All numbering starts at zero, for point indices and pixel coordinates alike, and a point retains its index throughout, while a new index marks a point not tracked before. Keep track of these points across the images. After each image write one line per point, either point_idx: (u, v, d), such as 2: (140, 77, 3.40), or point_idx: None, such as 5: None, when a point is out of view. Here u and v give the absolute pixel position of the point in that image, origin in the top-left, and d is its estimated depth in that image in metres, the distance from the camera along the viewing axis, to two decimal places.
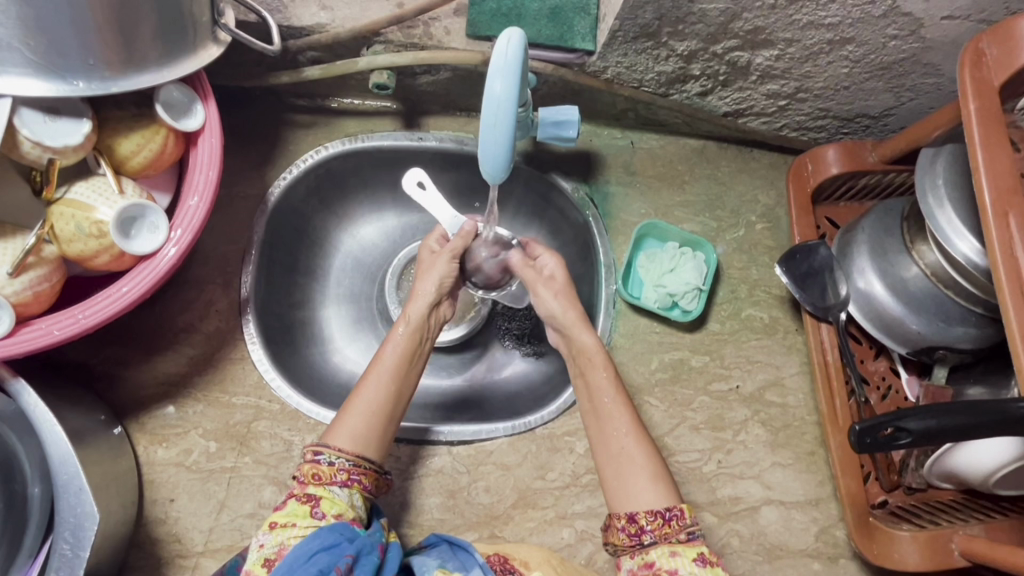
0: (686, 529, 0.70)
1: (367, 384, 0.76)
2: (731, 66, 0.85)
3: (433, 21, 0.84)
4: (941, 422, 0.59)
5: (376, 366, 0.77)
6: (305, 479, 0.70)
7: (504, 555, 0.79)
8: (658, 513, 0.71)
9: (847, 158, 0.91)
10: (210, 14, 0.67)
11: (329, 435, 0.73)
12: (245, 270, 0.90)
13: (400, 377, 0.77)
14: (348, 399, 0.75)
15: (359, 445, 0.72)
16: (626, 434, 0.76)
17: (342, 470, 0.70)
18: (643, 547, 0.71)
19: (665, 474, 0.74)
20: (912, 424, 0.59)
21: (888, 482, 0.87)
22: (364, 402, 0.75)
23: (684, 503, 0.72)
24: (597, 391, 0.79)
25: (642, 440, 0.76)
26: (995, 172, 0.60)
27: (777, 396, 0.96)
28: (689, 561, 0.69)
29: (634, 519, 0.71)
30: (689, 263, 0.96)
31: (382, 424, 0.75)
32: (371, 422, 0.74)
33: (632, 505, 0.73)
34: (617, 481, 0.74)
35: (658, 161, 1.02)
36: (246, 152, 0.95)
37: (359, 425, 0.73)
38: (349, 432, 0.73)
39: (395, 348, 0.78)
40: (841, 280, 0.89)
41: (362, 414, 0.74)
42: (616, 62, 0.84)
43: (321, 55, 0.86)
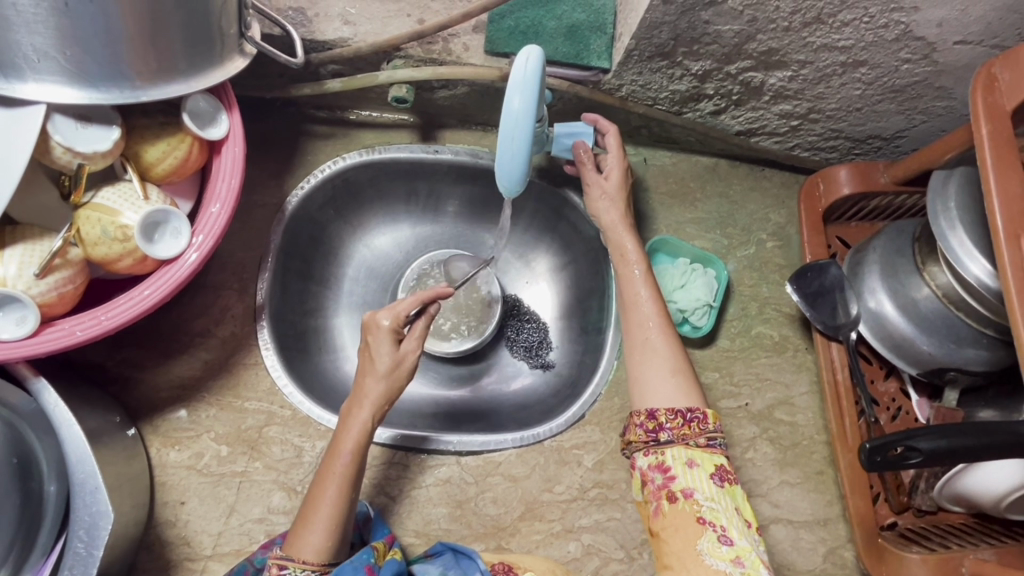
0: (707, 434, 0.71)
1: (325, 494, 0.70)
2: (744, 86, 0.86)
3: (453, 37, 0.86)
4: (949, 443, 0.59)
5: (334, 474, 0.70)
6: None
7: (509, 564, 0.78)
8: (679, 411, 0.71)
9: (860, 179, 0.92)
10: (238, 28, 0.69)
11: (291, 546, 0.68)
12: (261, 276, 0.92)
13: (356, 484, 0.71)
14: (307, 510, 0.69)
15: (324, 555, 0.69)
16: (652, 326, 0.78)
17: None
18: (658, 445, 0.71)
19: (688, 375, 0.75)
20: (921, 444, 0.60)
21: (896, 503, 0.87)
22: (321, 515, 0.69)
23: (707, 407, 0.72)
24: (627, 284, 0.82)
25: (667, 332, 0.78)
26: (1006, 195, 0.60)
27: (786, 414, 0.96)
28: (706, 474, 0.69)
29: (653, 415, 0.71)
30: (700, 278, 0.96)
31: (343, 530, 0.70)
32: (336, 531, 0.69)
33: (653, 402, 0.73)
34: (639, 367, 0.76)
35: (670, 178, 1.03)
36: (266, 161, 0.96)
37: (324, 537, 0.68)
38: (312, 545, 0.68)
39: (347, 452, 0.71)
40: (851, 299, 0.90)
41: (323, 525, 0.69)
42: (631, 80, 0.86)
43: (342, 69, 0.88)
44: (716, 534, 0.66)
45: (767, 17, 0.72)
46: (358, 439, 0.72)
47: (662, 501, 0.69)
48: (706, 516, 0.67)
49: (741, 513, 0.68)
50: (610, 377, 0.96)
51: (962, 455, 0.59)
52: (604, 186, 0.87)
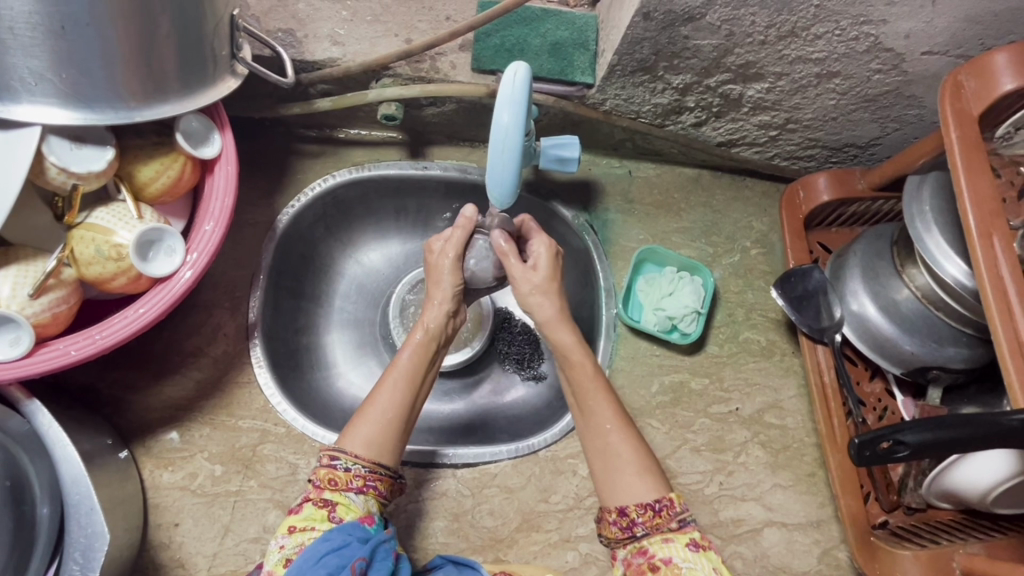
0: (677, 517, 0.70)
1: (379, 391, 0.74)
2: (724, 98, 0.89)
3: (440, 56, 0.88)
4: (935, 435, 0.60)
5: (392, 371, 0.76)
6: (322, 483, 0.70)
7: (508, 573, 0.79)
8: (647, 504, 0.70)
9: (837, 185, 0.95)
10: (229, 49, 0.70)
11: (343, 440, 0.72)
12: (253, 294, 0.92)
13: (414, 383, 0.76)
14: (362, 404, 0.74)
15: (374, 453, 0.72)
16: (611, 429, 0.75)
17: (358, 476, 0.70)
18: (635, 539, 0.71)
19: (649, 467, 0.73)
20: (909, 437, 0.61)
21: (887, 501, 0.89)
22: (378, 409, 0.73)
23: (673, 491, 0.72)
24: (582, 388, 0.77)
25: (630, 434, 0.75)
26: (977, 196, 0.63)
27: (776, 418, 0.98)
28: (682, 547, 0.69)
29: (624, 513, 0.71)
30: (687, 286, 0.98)
31: (396, 430, 0.73)
32: (384, 429, 0.72)
33: (621, 497, 0.72)
34: (606, 475, 0.74)
35: (655, 189, 1.06)
36: (256, 180, 0.97)
37: (372, 432, 0.72)
38: (362, 438, 0.71)
39: (409, 358, 0.77)
40: (834, 303, 0.92)
41: (374, 422, 0.72)
42: (614, 94, 0.89)
43: (331, 88, 0.89)
44: None
45: (745, 31, 0.75)
46: (423, 337, 0.78)
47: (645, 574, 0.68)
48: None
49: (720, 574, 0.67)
50: None
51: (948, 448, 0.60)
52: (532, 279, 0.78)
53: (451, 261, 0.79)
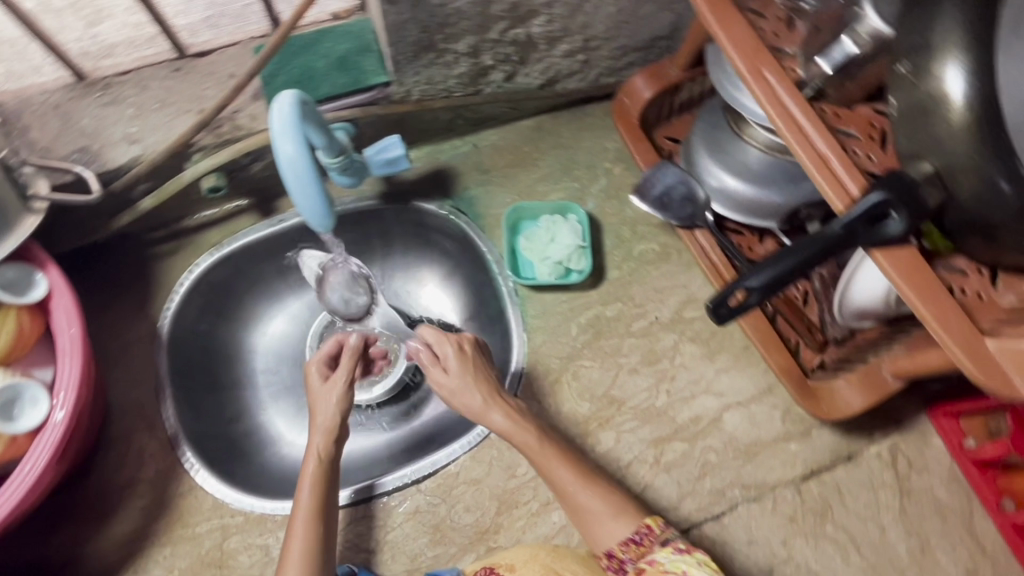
0: (660, 538, 0.72)
1: (293, 532, 0.75)
2: (516, 45, 0.91)
3: (236, 112, 0.87)
4: (777, 270, 0.60)
5: (298, 513, 0.76)
6: None
7: (490, 567, 0.81)
8: (630, 539, 0.74)
9: (653, 80, 0.96)
10: (17, 190, 0.73)
11: None
12: (163, 405, 0.92)
13: (323, 512, 0.77)
14: (280, 553, 0.75)
15: None
16: (579, 487, 0.78)
17: None
18: None
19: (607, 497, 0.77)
20: (754, 280, 0.61)
21: (814, 343, 0.93)
22: (296, 549, 0.74)
23: (652, 518, 0.75)
24: (542, 462, 0.80)
25: (596, 488, 0.78)
26: (735, 41, 0.66)
27: (695, 310, 1.01)
28: (668, 554, 0.69)
29: (613, 556, 0.74)
30: (564, 226, 1.00)
31: (317, 561, 0.74)
32: (307, 565, 0.73)
33: (607, 541, 0.75)
34: (589, 531, 0.77)
35: (504, 151, 1.07)
36: (126, 298, 0.97)
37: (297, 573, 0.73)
38: None
39: (309, 492, 0.78)
40: (696, 187, 0.95)
41: (297, 562, 0.73)
42: (414, 82, 0.90)
43: (151, 184, 0.89)
44: None
45: None
46: (316, 467, 0.80)
47: None
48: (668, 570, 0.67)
49: (707, 563, 0.66)
50: (527, 350, 0.98)
51: (790, 279, 0.61)
52: (450, 381, 0.84)
53: (338, 386, 0.84)
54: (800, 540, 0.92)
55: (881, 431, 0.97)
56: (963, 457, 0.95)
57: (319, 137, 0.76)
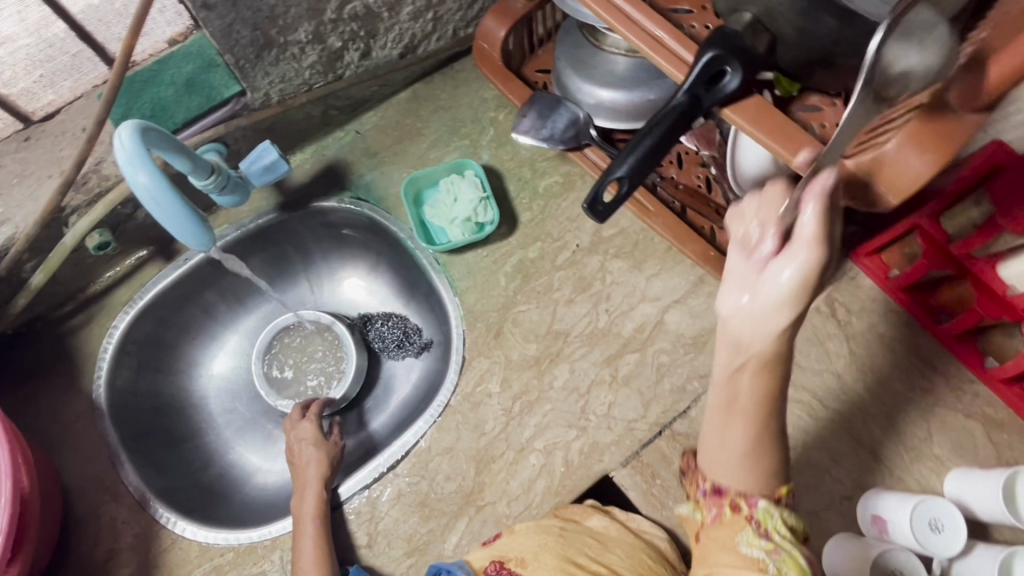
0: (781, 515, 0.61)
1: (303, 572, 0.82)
2: (358, 20, 0.90)
3: (100, 164, 0.85)
4: (639, 154, 0.61)
5: (303, 559, 0.83)
6: None
7: (499, 560, 0.79)
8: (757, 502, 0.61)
9: (502, 18, 0.96)
10: None
11: None
12: (123, 470, 0.91)
13: (327, 552, 0.84)
14: None
15: None
16: (738, 428, 0.60)
17: None
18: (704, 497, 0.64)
19: (755, 459, 0.60)
20: (622, 168, 0.61)
21: (726, 223, 0.95)
22: None
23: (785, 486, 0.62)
24: (730, 394, 0.59)
25: (755, 432, 0.60)
26: None
27: (611, 228, 1.03)
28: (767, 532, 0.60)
29: (720, 488, 0.62)
30: (462, 184, 1.00)
31: None
32: None
33: (721, 471, 0.62)
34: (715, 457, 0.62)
35: (388, 129, 1.07)
36: (53, 381, 0.95)
37: None
38: None
39: (309, 538, 0.84)
40: (572, 108, 0.95)
41: None
42: (268, 82, 0.89)
43: (38, 260, 0.87)
44: (755, 530, 0.60)
45: None
46: (314, 514, 0.86)
47: (722, 509, 0.62)
48: (754, 518, 0.60)
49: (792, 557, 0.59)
50: (462, 312, 0.99)
51: (651, 159, 0.62)
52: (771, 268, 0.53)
53: (317, 443, 0.93)
54: None
55: None
56: (892, 288, 0.98)
57: (180, 160, 0.74)
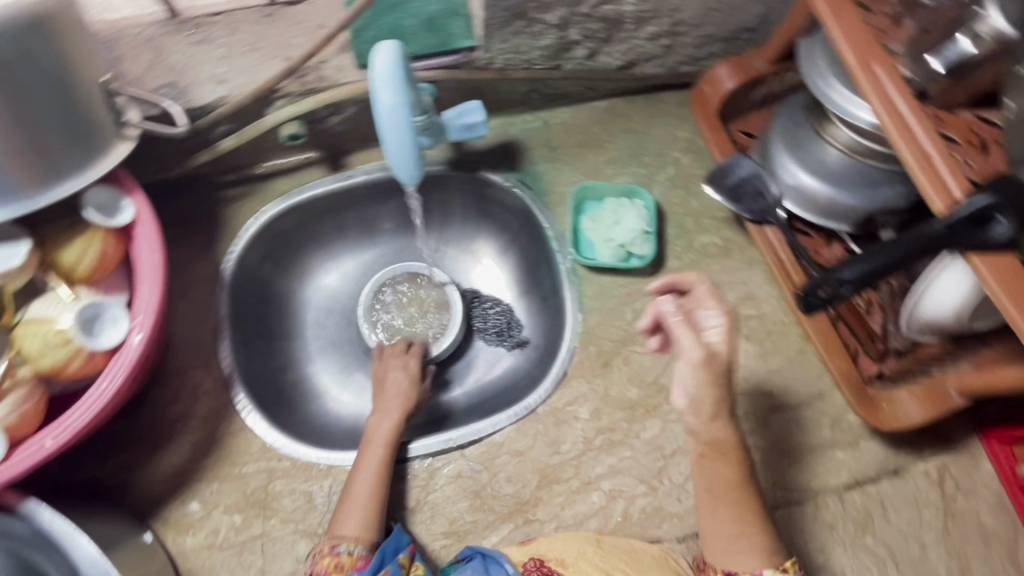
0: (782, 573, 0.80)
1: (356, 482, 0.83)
2: (604, 22, 0.90)
3: (323, 63, 0.88)
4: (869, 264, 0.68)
5: (361, 469, 0.85)
6: (327, 570, 0.77)
7: (539, 559, 0.80)
8: (759, 574, 0.81)
9: (738, 71, 0.95)
10: (112, 114, 0.72)
11: (336, 528, 0.80)
12: (221, 345, 0.93)
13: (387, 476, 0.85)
14: (342, 496, 0.83)
15: (362, 533, 0.80)
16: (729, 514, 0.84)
17: (359, 556, 0.78)
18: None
19: (756, 553, 0.82)
20: (847, 272, 0.69)
21: (875, 352, 0.92)
22: (357, 497, 0.82)
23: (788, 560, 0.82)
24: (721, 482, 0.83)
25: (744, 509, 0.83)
26: (849, 32, 0.66)
27: (752, 308, 1.00)
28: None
29: (725, 575, 0.81)
30: (630, 210, 1.00)
31: (377, 508, 0.82)
32: (368, 513, 0.81)
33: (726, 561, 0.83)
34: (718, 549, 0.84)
35: (575, 131, 1.07)
36: (191, 238, 0.98)
37: (360, 516, 0.80)
38: (351, 523, 0.80)
39: (374, 455, 0.86)
40: (770, 182, 0.94)
41: (358, 509, 0.81)
42: (500, 49, 0.90)
43: (231, 127, 0.90)
44: None
45: None
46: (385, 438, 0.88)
47: None
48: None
49: None
50: (579, 329, 0.98)
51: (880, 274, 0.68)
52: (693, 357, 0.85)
53: (407, 380, 0.97)
54: (840, 548, 0.91)
55: (930, 449, 0.96)
56: (1013, 484, 0.93)
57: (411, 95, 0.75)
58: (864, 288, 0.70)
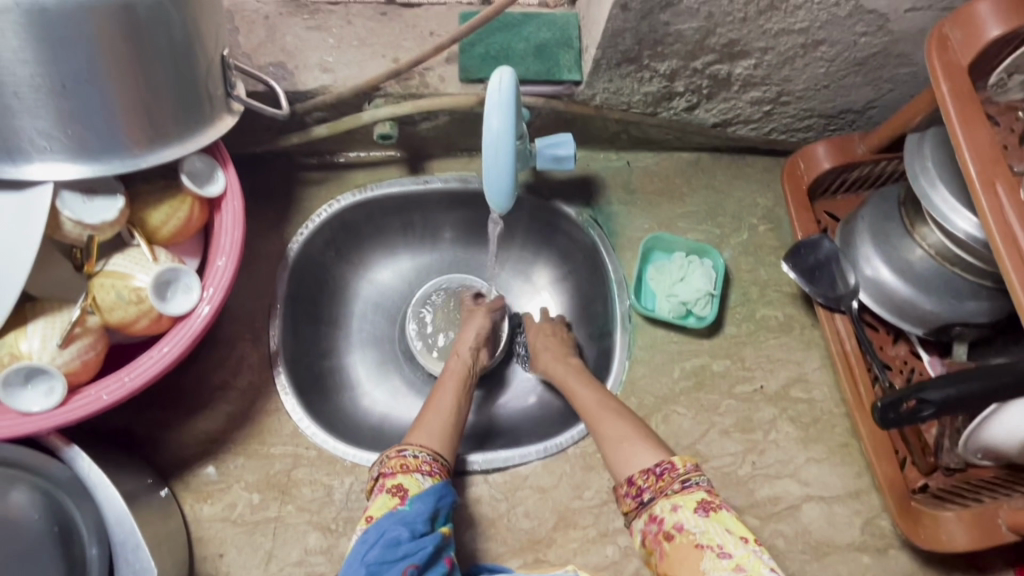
0: (680, 479, 0.74)
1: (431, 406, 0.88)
2: (712, 79, 0.89)
3: (428, 71, 0.89)
4: (957, 389, 0.67)
5: (437, 394, 0.90)
6: (394, 469, 0.77)
7: None
8: (651, 470, 0.76)
9: (838, 151, 0.94)
10: (223, 87, 0.72)
11: (409, 439, 0.83)
12: (272, 323, 0.94)
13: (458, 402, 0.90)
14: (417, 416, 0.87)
15: (435, 445, 0.82)
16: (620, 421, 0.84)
17: (425, 461, 0.79)
18: (645, 506, 0.75)
19: (630, 439, 0.81)
20: (932, 394, 0.67)
21: (924, 464, 0.88)
22: (433, 415, 0.86)
23: (675, 455, 0.76)
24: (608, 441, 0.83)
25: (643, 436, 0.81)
26: (977, 145, 0.63)
27: (802, 392, 0.98)
28: (690, 511, 0.71)
29: (632, 481, 0.77)
30: (699, 269, 0.98)
31: (449, 429, 0.85)
32: (440, 429, 0.84)
33: (629, 469, 0.78)
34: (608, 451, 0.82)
35: (655, 177, 1.06)
36: (263, 213, 0.99)
37: (432, 430, 0.84)
38: (423, 435, 0.83)
39: (448, 386, 0.91)
40: (848, 270, 0.91)
41: (432, 422, 0.85)
42: (603, 88, 0.89)
43: (326, 115, 0.91)
44: (715, 553, 0.68)
45: (723, 11, 0.75)
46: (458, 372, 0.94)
47: (662, 543, 0.71)
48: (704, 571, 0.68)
49: (734, 530, 0.69)
50: (624, 379, 0.97)
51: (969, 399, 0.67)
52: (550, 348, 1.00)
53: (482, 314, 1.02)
54: None
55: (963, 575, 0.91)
56: None
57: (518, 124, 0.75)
58: (947, 411, 0.68)
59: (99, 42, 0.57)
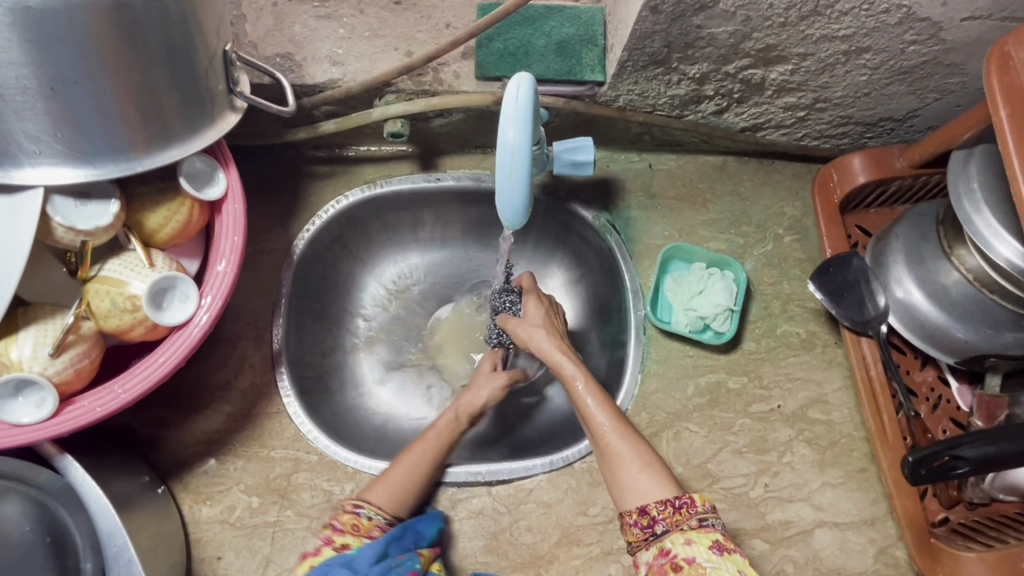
0: (697, 516, 0.71)
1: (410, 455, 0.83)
2: (744, 84, 0.84)
3: (442, 66, 0.85)
4: (997, 450, 0.67)
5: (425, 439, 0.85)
6: (344, 527, 0.76)
7: None
8: (668, 500, 0.72)
9: (874, 165, 0.90)
10: (226, 84, 0.68)
11: (367, 492, 0.80)
12: (276, 322, 0.92)
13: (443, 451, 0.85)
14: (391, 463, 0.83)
15: (391, 505, 0.80)
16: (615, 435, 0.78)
17: (378, 525, 0.78)
18: (657, 538, 0.71)
19: (636, 470, 0.75)
20: (966, 451, 0.68)
21: (947, 498, 0.84)
22: (406, 466, 0.82)
23: (693, 490, 0.73)
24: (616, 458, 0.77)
25: (652, 467, 0.75)
26: None
27: (821, 413, 0.94)
28: (705, 548, 0.68)
29: (645, 511, 0.72)
30: (718, 283, 0.93)
31: (412, 485, 0.82)
32: (405, 484, 0.81)
33: (636, 500, 0.74)
34: (610, 470, 0.77)
35: (677, 182, 1.01)
36: (270, 207, 0.96)
37: (395, 486, 0.81)
38: (385, 491, 0.80)
39: (443, 424, 0.86)
40: (878, 291, 0.87)
41: (400, 476, 0.81)
42: (627, 90, 0.84)
43: (335, 109, 0.87)
44: None
45: (762, 15, 0.69)
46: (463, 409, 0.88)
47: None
48: None
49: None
50: (635, 393, 0.94)
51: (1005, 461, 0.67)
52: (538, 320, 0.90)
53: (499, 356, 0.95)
54: None
55: None
56: None
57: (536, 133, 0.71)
58: (983, 470, 0.68)
59: (95, 44, 0.53)
